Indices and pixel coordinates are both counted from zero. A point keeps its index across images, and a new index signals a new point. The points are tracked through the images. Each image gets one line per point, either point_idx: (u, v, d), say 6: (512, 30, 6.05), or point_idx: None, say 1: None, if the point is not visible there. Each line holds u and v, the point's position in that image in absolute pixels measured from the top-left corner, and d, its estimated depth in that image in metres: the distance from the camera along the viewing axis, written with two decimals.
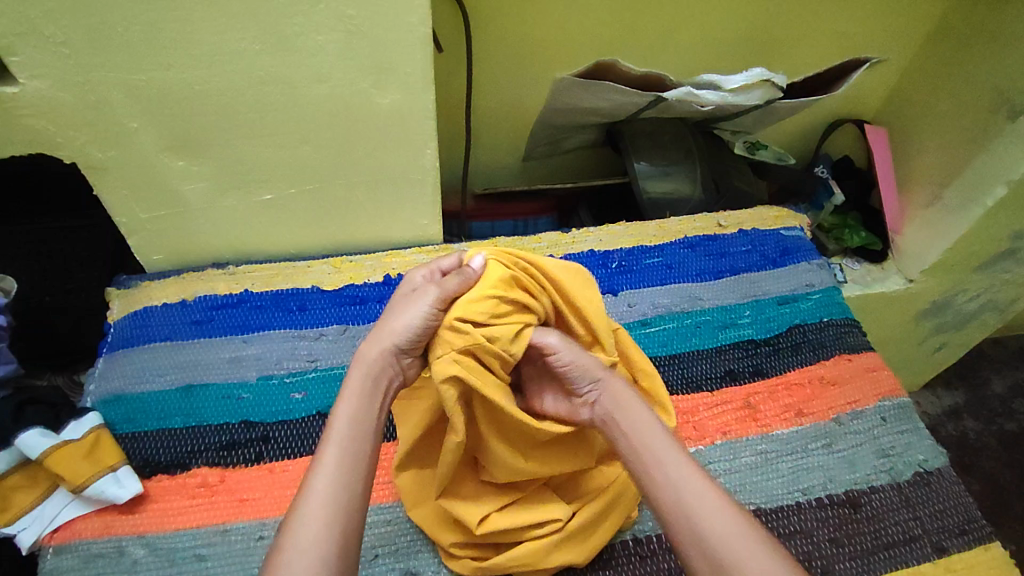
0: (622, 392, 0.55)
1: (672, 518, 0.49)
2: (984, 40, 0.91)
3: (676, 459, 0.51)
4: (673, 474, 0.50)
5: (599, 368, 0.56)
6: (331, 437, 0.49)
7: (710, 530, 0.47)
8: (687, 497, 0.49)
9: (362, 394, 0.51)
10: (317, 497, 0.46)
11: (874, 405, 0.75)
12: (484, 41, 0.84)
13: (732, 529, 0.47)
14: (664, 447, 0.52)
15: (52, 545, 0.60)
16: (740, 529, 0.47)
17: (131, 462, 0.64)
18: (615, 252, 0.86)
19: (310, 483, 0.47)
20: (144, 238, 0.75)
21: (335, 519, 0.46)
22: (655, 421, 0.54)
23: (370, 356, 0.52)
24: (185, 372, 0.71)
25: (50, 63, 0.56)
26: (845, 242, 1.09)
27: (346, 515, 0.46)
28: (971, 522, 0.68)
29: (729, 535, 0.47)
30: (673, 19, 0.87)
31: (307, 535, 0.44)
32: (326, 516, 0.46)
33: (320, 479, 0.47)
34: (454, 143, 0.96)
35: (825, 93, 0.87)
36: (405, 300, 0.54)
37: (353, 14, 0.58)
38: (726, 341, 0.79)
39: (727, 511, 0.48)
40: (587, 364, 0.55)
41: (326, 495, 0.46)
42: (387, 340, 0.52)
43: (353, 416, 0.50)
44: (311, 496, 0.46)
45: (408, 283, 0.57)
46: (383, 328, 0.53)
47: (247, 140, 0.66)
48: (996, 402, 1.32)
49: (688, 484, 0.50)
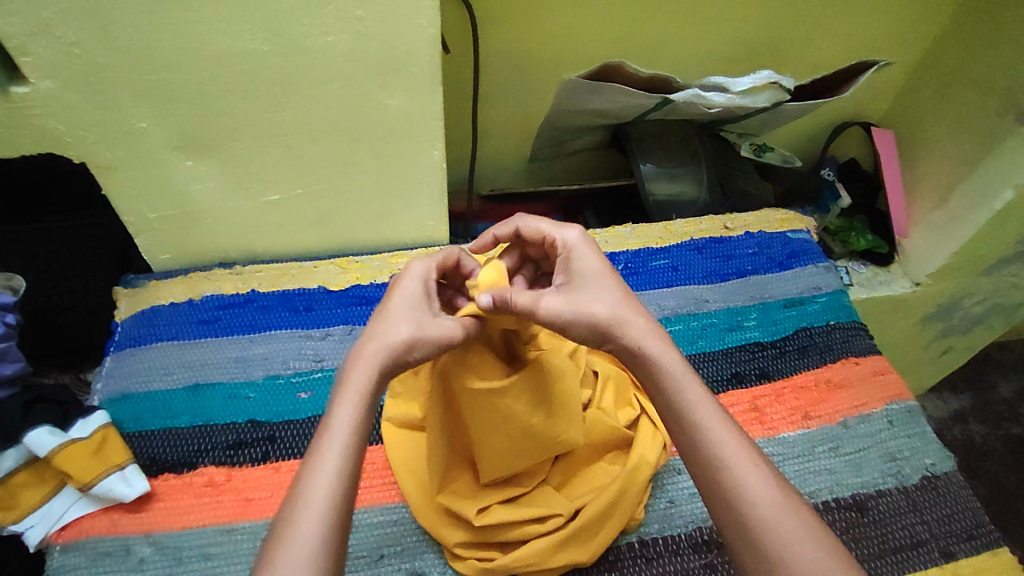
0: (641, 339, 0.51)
1: (719, 501, 0.47)
2: (993, 40, 0.91)
3: (724, 435, 0.48)
4: (723, 454, 0.48)
5: (607, 321, 0.51)
6: (328, 435, 0.46)
7: (760, 520, 0.45)
8: (736, 481, 0.47)
9: (366, 394, 0.47)
10: (313, 498, 0.43)
11: (881, 409, 0.75)
12: (492, 41, 0.84)
13: (786, 519, 0.45)
14: (710, 421, 0.49)
15: (59, 542, 0.60)
16: (794, 518, 0.45)
17: (137, 460, 0.65)
18: (621, 254, 0.86)
19: (304, 483, 0.44)
20: (152, 238, 0.76)
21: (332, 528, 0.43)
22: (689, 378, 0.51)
23: (378, 363, 0.49)
24: (191, 372, 0.71)
25: (61, 63, 0.57)
26: (851, 245, 1.07)
27: (339, 519, 0.43)
28: (979, 527, 0.67)
29: (780, 525, 0.45)
30: (681, 20, 0.87)
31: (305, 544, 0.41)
32: (323, 517, 0.43)
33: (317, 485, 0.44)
34: (459, 143, 0.96)
35: (833, 96, 0.87)
36: (410, 307, 0.52)
37: (361, 15, 0.58)
38: (732, 343, 0.79)
39: (776, 496, 0.46)
40: (595, 317, 0.51)
41: (323, 497, 0.43)
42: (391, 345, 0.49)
43: (353, 412, 0.46)
44: (306, 498, 0.43)
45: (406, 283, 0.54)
46: (387, 330, 0.50)
47: (255, 140, 0.67)
48: (1002, 406, 1.32)
49: (737, 466, 0.47)
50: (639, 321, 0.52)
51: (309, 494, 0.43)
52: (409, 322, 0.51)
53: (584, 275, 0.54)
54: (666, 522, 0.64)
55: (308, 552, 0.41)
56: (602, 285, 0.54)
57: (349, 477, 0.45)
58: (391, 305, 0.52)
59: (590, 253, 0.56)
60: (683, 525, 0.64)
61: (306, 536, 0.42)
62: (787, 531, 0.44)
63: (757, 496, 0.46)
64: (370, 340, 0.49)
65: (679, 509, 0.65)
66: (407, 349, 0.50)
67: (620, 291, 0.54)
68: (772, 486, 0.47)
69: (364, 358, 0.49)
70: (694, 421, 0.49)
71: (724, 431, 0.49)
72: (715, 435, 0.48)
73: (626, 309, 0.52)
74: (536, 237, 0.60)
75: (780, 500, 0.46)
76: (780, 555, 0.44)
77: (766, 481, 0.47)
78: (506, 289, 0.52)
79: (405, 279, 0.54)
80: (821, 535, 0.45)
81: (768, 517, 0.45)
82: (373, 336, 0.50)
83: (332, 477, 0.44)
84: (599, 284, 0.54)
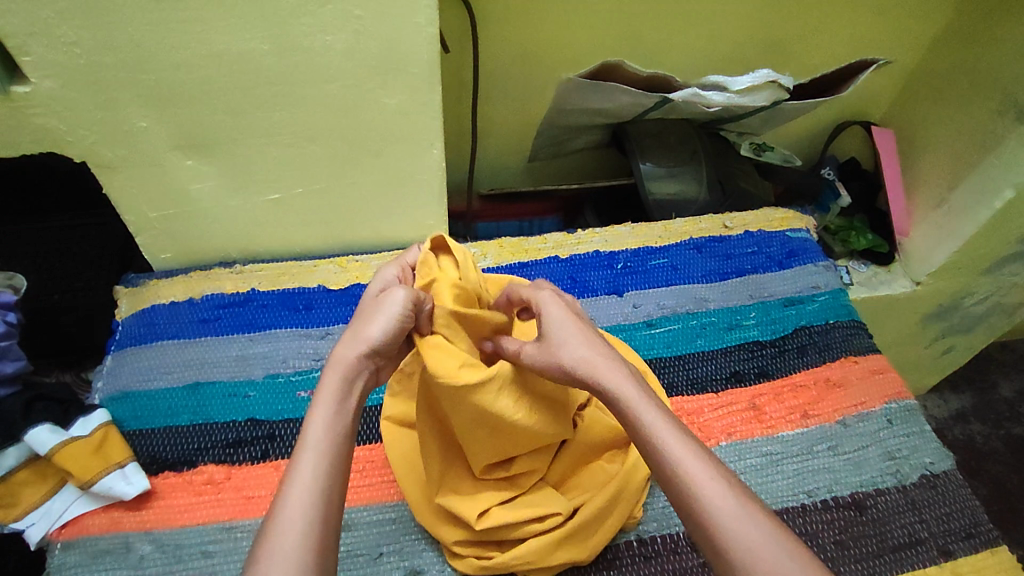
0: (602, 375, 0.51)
1: (688, 522, 0.45)
2: (993, 39, 0.91)
3: (683, 451, 0.46)
4: (682, 471, 0.46)
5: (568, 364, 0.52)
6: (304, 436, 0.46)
7: (724, 535, 0.43)
8: (696, 498, 0.45)
9: (338, 392, 0.48)
10: (295, 495, 0.43)
11: (880, 407, 0.75)
12: (492, 41, 0.84)
13: (751, 530, 0.43)
14: (668, 438, 0.47)
15: (60, 540, 0.61)
16: (758, 529, 0.43)
17: (137, 458, 0.65)
18: (621, 253, 0.86)
19: (284, 484, 0.44)
20: (153, 237, 0.76)
21: (315, 524, 0.42)
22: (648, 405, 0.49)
23: (347, 358, 0.49)
24: (191, 371, 0.71)
25: (62, 63, 0.57)
26: (851, 245, 1.07)
27: (321, 510, 0.43)
28: (977, 525, 0.67)
29: (743, 538, 0.42)
30: (681, 19, 0.87)
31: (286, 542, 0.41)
32: (304, 510, 0.43)
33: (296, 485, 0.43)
34: (459, 143, 0.97)
35: (833, 95, 0.87)
36: (373, 302, 0.53)
37: (360, 14, 0.58)
38: (732, 342, 0.79)
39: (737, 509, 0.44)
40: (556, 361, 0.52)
41: (302, 496, 0.43)
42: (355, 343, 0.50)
43: (328, 412, 0.47)
44: (287, 496, 0.43)
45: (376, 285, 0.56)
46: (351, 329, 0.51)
47: (255, 140, 0.67)
48: (1004, 406, 1.32)
49: (696, 482, 0.45)
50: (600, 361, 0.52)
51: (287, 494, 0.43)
52: (371, 314, 0.51)
53: (550, 327, 0.54)
54: (664, 520, 0.64)
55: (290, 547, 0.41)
56: (566, 334, 0.53)
57: (329, 470, 0.45)
58: (357, 309, 0.53)
59: (558, 308, 0.55)
60: (682, 523, 0.64)
61: (287, 531, 0.41)
62: (753, 544, 0.42)
63: (720, 512, 0.44)
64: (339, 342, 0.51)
65: None
66: (371, 337, 0.50)
67: (583, 334, 0.53)
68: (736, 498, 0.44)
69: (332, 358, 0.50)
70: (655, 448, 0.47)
71: (681, 448, 0.47)
72: (673, 453, 0.47)
73: (589, 355, 0.52)
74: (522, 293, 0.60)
75: (741, 511, 0.44)
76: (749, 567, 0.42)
77: (728, 493, 0.44)
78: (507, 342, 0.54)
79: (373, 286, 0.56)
80: (789, 543, 0.42)
81: (733, 532, 0.43)
82: (342, 338, 0.51)
83: (312, 472, 0.44)
84: (561, 330, 0.53)
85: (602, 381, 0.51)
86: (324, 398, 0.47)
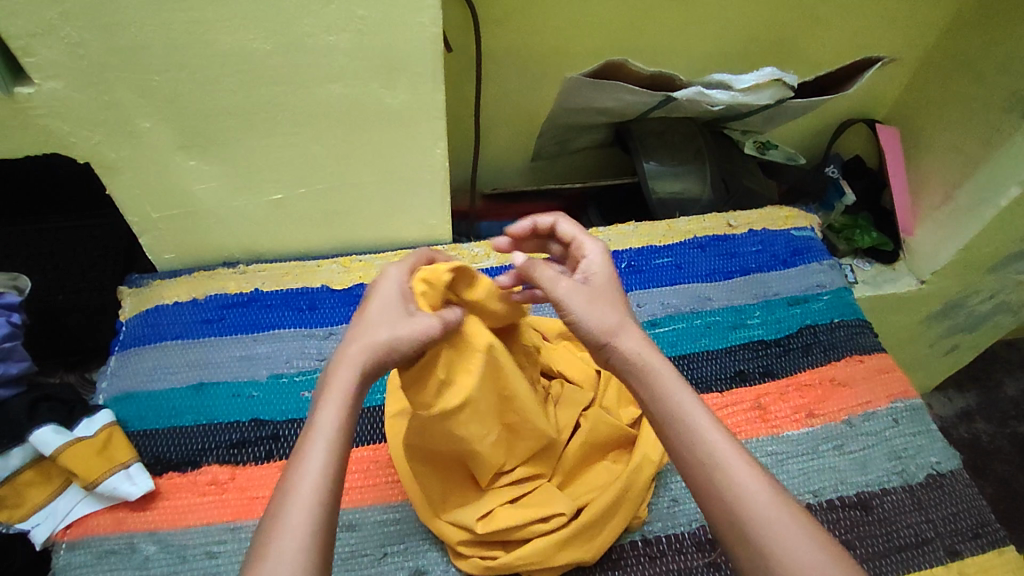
0: (641, 346, 0.51)
1: (713, 499, 0.46)
2: (1001, 35, 0.90)
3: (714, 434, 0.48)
4: (715, 453, 0.47)
5: (609, 325, 0.51)
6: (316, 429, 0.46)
7: (754, 516, 0.44)
8: (726, 479, 0.46)
9: (350, 394, 0.47)
10: (300, 498, 0.43)
11: (886, 406, 0.75)
12: (494, 40, 0.84)
13: (781, 515, 0.44)
14: (697, 420, 0.48)
15: (65, 540, 0.61)
16: (786, 513, 0.44)
17: (142, 459, 0.65)
18: (625, 252, 0.86)
19: (291, 480, 0.44)
20: (156, 238, 0.76)
21: (320, 520, 0.43)
22: (682, 386, 0.50)
23: (359, 359, 0.48)
24: (196, 371, 0.71)
25: (66, 64, 0.57)
26: (856, 242, 1.06)
27: (323, 516, 0.43)
28: (984, 525, 0.67)
29: (772, 520, 0.44)
30: (685, 17, 0.86)
31: (292, 539, 0.41)
32: (308, 517, 0.42)
33: (307, 477, 0.44)
34: (462, 143, 0.96)
35: (837, 92, 0.86)
36: (388, 314, 0.50)
37: (364, 14, 0.58)
38: (737, 341, 0.79)
39: (769, 493, 0.45)
40: (596, 320, 0.51)
41: (310, 492, 0.43)
42: (372, 345, 0.48)
43: (340, 407, 0.46)
44: (293, 496, 0.43)
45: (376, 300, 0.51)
46: (364, 332, 0.49)
47: (258, 140, 0.67)
48: (1009, 405, 1.31)
49: (727, 464, 0.46)
50: (635, 330, 0.52)
51: (295, 489, 0.43)
52: (391, 327, 0.49)
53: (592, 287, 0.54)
54: (669, 520, 0.64)
55: (298, 543, 0.41)
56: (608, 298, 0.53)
57: (332, 476, 0.44)
58: (366, 317, 0.50)
59: (600, 262, 0.55)
60: (687, 523, 0.64)
61: (287, 538, 0.41)
62: (783, 528, 0.44)
63: (751, 495, 0.45)
64: (357, 340, 0.48)
65: (683, 507, 0.65)
66: (393, 355, 0.49)
67: (622, 305, 0.53)
68: (765, 485, 0.46)
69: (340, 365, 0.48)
70: (687, 429, 0.48)
71: (714, 431, 0.48)
72: (706, 433, 0.48)
73: (626, 323, 0.52)
74: (564, 236, 0.59)
75: (773, 496, 0.45)
76: (775, 552, 0.43)
77: (757, 476, 0.46)
78: (532, 263, 0.53)
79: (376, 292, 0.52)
80: (815, 531, 0.44)
81: (764, 514, 0.44)
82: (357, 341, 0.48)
83: (314, 475, 0.44)
84: (603, 291, 0.53)
85: (638, 352, 0.51)
86: (333, 402, 0.46)
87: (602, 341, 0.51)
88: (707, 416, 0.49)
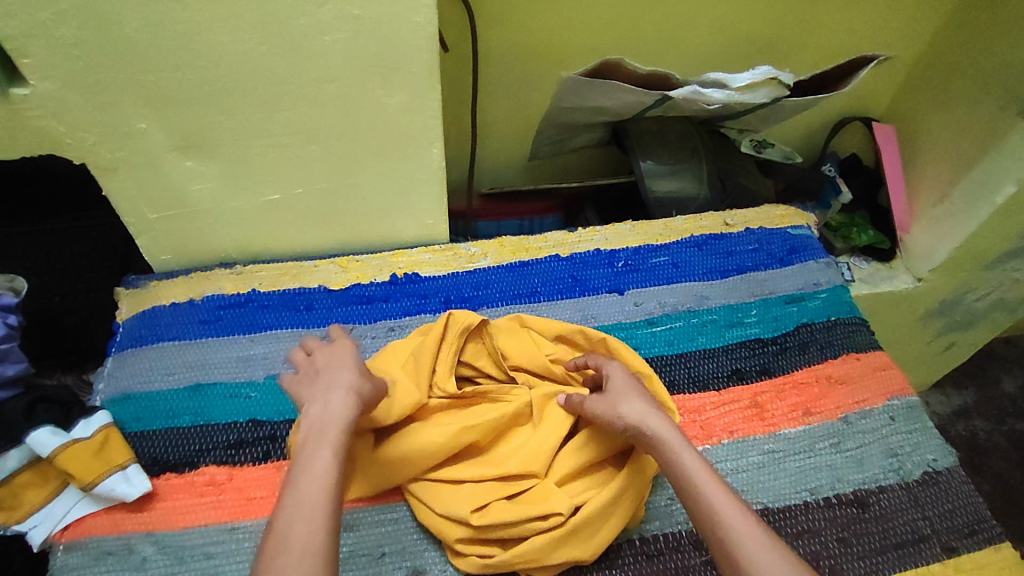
0: (659, 426, 0.57)
1: (717, 550, 0.50)
2: (995, 34, 0.90)
3: (717, 488, 0.52)
4: (714, 506, 0.51)
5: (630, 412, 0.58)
6: (316, 449, 0.50)
7: (749, 560, 0.48)
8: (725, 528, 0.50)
9: (342, 423, 0.52)
10: (310, 503, 0.46)
11: (883, 405, 0.75)
12: (490, 39, 0.84)
13: (774, 558, 0.47)
14: (703, 480, 0.52)
15: (63, 542, 0.61)
16: (780, 557, 0.48)
17: (139, 460, 0.65)
18: (621, 252, 0.86)
19: (298, 488, 0.47)
20: (152, 238, 0.76)
21: (330, 522, 0.46)
22: (693, 454, 0.55)
23: (342, 396, 0.54)
24: (193, 372, 0.71)
25: (60, 64, 0.57)
26: (852, 241, 1.06)
27: (331, 522, 0.46)
28: (981, 522, 0.67)
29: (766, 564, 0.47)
30: (681, 16, 0.87)
31: (302, 540, 0.44)
32: (324, 520, 0.46)
33: (313, 485, 0.48)
34: (459, 143, 0.96)
35: (833, 90, 0.86)
36: (357, 367, 0.57)
37: (359, 13, 0.58)
38: (733, 340, 0.79)
39: (767, 544, 0.48)
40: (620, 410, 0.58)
41: (319, 498, 0.47)
42: (349, 386, 0.55)
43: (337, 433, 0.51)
44: (302, 501, 0.46)
45: (338, 356, 0.58)
46: (342, 379, 0.55)
47: (254, 140, 0.67)
48: (1007, 402, 1.31)
49: (727, 515, 0.50)
50: (653, 412, 0.58)
51: (305, 496, 0.47)
52: (361, 378, 0.57)
53: (614, 386, 0.61)
54: (666, 518, 0.64)
55: (310, 542, 0.44)
56: (630, 392, 0.60)
57: (335, 488, 0.48)
58: (337, 369, 0.57)
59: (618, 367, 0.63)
60: (684, 521, 0.64)
61: (305, 541, 0.44)
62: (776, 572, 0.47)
63: (748, 541, 0.48)
64: (337, 388, 0.55)
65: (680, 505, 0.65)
66: (368, 399, 0.57)
67: (644, 396, 0.60)
68: (762, 536, 0.49)
69: (326, 401, 0.54)
70: (694, 490, 0.52)
71: (715, 486, 0.52)
72: (709, 492, 0.52)
73: (647, 407, 0.58)
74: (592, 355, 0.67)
75: (769, 544, 0.48)
76: None
77: (755, 528, 0.49)
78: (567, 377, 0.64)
79: (339, 350, 0.58)
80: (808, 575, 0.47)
81: (759, 560, 0.47)
82: (337, 386, 0.55)
83: (323, 485, 0.48)
84: (623, 387, 0.61)
85: (656, 430, 0.56)
86: (330, 429, 0.51)
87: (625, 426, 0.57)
88: (711, 477, 0.53)
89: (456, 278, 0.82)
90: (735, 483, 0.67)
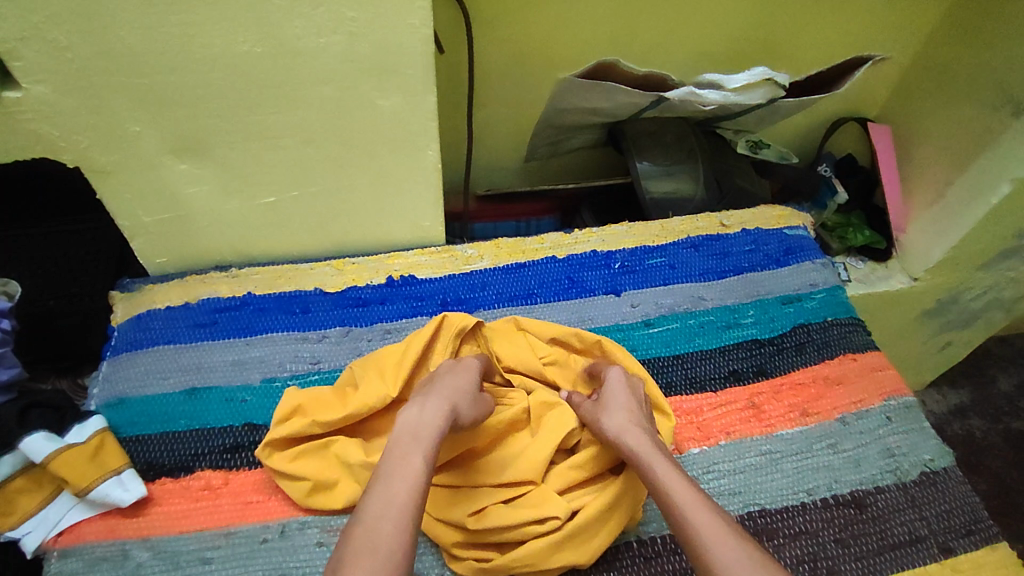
0: (640, 441, 0.58)
1: (689, 554, 0.50)
2: (990, 34, 0.90)
3: (687, 493, 0.53)
4: (685, 512, 0.51)
5: (619, 424, 0.60)
6: (408, 452, 0.52)
7: (717, 561, 0.48)
8: (694, 531, 0.50)
9: (439, 432, 0.55)
10: (394, 503, 0.49)
11: (880, 405, 0.75)
12: (486, 40, 0.84)
13: (742, 558, 0.48)
14: (676, 488, 0.53)
15: (57, 548, 0.60)
16: (746, 555, 0.48)
17: (134, 465, 0.65)
18: (618, 252, 0.86)
19: (385, 486, 0.50)
20: (147, 241, 0.75)
21: (408, 522, 0.48)
22: (672, 466, 0.56)
23: (441, 405, 0.57)
24: (188, 376, 0.71)
25: (52, 67, 0.56)
26: (849, 241, 1.07)
27: (415, 522, 0.48)
28: (978, 522, 0.67)
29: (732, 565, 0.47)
30: (677, 17, 0.87)
31: (381, 535, 0.46)
32: (406, 522, 0.48)
33: (400, 485, 0.50)
34: (454, 145, 0.96)
35: (828, 92, 0.86)
36: (467, 385, 0.61)
37: (354, 16, 0.57)
38: (730, 341, 0.79)
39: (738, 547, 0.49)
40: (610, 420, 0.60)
41: (402, 499, 0.49)
42: (452, 398, 0.58)
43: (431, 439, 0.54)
44: (388, 499, 0.49)
45: (449, 373, 0.62)
46: (446, 391, 0.59)
47: (249, 143, 0.66)
48: (1002, 401, 1.32)
49: (696, 518, 0.51)
50: (636, 427, 0.60)
51: (391, 494, 0.49)
52: (467, 397, 0.60)
53: (603, 399, 0.63)
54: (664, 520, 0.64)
55: (389, 541, 0.46)
56: (616, 404, 0.62)
57: (423, 490, 0.51)
58: (442, 383, 0.60)
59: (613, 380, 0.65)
60: None
61: (388, 537, 0.46)
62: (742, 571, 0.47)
63: (716, 543, 0.49)
64: (438, 397, 0.58)
65: None
66: (468, 421, 0.59)
67: (633, 411, 0.61)
68: (735, 541, 0.49)
69: (423, 408, 0.57)
70: (666, 496, 0.53)
71: (687, 492, 0.53)
72: (682, 499, 0.52)
73: (627, 421, 0.60)
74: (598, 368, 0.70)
75: (741, 548, 0.49)
76: None
77: (728, 533, 0.50)
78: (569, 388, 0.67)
79: (449, 372, 0.62)
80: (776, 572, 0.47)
81: (725, 560, 0.48)
82: (441, 397, 0.58)
83: (412, 485, 0.50)
84: (613, 399, 0.63)
85: (637, 444, 0.58)
86: (424, 434, 0.54)
87: (613, 436, 0.59)
88: (685, 485, 0.54)
89: (452, 281, 0.82)
90: (733, 485, 0.67)
